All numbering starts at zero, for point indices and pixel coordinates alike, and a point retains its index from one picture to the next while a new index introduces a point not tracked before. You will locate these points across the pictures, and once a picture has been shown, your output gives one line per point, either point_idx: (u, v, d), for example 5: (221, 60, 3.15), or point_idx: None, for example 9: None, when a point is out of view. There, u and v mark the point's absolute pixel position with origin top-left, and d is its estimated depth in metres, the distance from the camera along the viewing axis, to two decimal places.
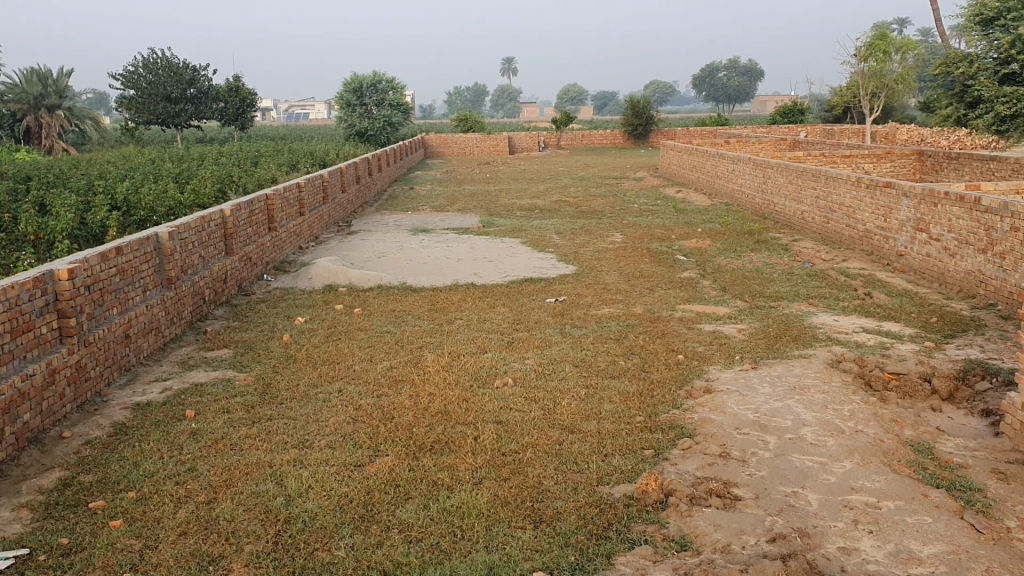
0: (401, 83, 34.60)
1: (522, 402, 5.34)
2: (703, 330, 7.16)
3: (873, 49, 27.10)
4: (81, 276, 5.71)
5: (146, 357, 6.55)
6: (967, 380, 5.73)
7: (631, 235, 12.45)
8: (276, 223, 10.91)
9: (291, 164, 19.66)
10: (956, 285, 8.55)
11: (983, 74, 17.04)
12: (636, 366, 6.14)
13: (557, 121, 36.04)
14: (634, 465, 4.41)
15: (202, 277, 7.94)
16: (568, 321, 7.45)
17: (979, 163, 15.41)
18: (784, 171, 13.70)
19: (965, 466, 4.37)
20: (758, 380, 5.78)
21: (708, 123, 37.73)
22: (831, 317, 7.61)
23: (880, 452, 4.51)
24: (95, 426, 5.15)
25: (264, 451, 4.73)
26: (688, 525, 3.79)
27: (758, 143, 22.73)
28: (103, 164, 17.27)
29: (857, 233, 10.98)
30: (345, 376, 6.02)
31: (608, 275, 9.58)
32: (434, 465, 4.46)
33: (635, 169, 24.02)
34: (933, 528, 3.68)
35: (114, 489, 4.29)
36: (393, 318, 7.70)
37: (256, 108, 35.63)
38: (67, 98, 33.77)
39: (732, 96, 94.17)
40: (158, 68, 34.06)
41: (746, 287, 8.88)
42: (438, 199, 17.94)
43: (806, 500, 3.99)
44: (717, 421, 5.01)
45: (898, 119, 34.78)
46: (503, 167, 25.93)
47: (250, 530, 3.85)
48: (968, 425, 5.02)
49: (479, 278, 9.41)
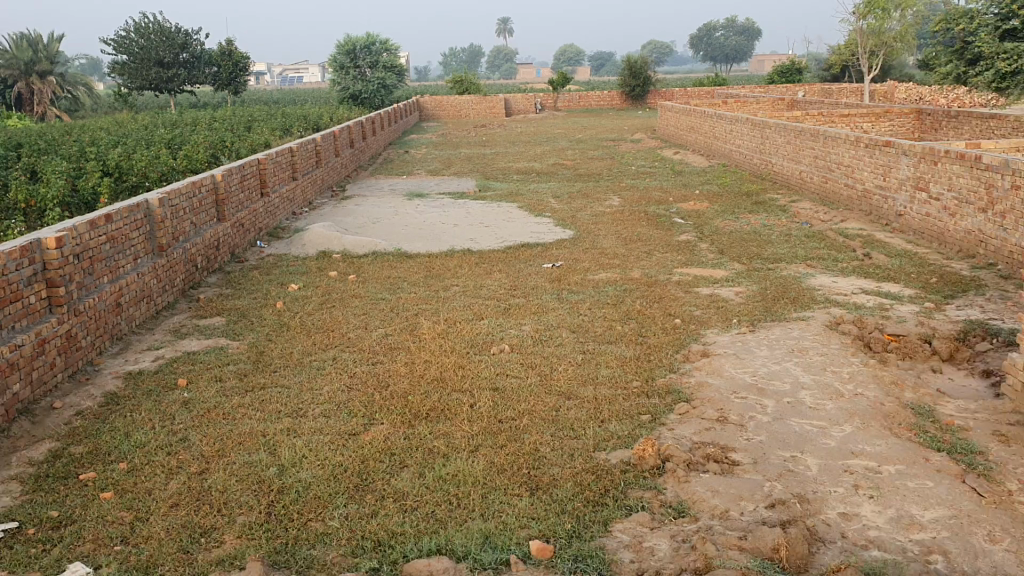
0: (395, 44, 34.20)
1: (518, 368, 5.29)
2: (700, 294, 7.09)
3: (872, 7, 26.83)
4: (69, 244, 5.61)
5: (138, 325, 6.47)
6: (968, 341, 5.67)
7: (629, 198, 12.34)
8: (269, 189, 10.79)
9: (284, 129, 19.49)
10: (956, 245, 8.47)
11: (983, 30, 16.85)
12: (634, 330, 6.07)
13: (552, 82, 35.69)
14: (631, 430, 4.36)
15: (193, 245, 7.84)
16: (565, 286, 7.37)
17: (979, 121, 15.26)
18: (783, 131, 13.55)
19: (966, 428, 4.32)
20: (756, 343, 5.72)
21: (706, 83, 37.46)
22: (830, 279, 7.53)
23: (880, 416, 4.46)
24: (86, 396, 5.09)
25: (258, 420, 4.67)
26: (686, 491, 3.74)
27: (755, 103, 22.50)
28: (95, 132, 17.10)
29: (856, 193, 10.89)
30: (339, 343, 5.95)
31: (605, 239, 9.50)
32: (429, 433, 4.40)
33: (632, 130, 23.77)
34: (934, 493, 3.63)
35: (105, 460, 4.23)
36: (388, 285, 7.62)
37: (249, 72, 35.30)
38: (59, 64, 33.46)
39: (730, 57, 93.23)
40: (150, 32, 33.54)
41: (744, 249, 8.79)
42: (434, 163, 17.76)
43: (805, 465, 3.94)
44: (715, 385, 4.96)
45: (897, 77, 34.44)
46: (499, 130, 25.71)
47: (243, 501, 3.80)
48: (969, 386, 4.97)
49: (474, 244, 9.31)
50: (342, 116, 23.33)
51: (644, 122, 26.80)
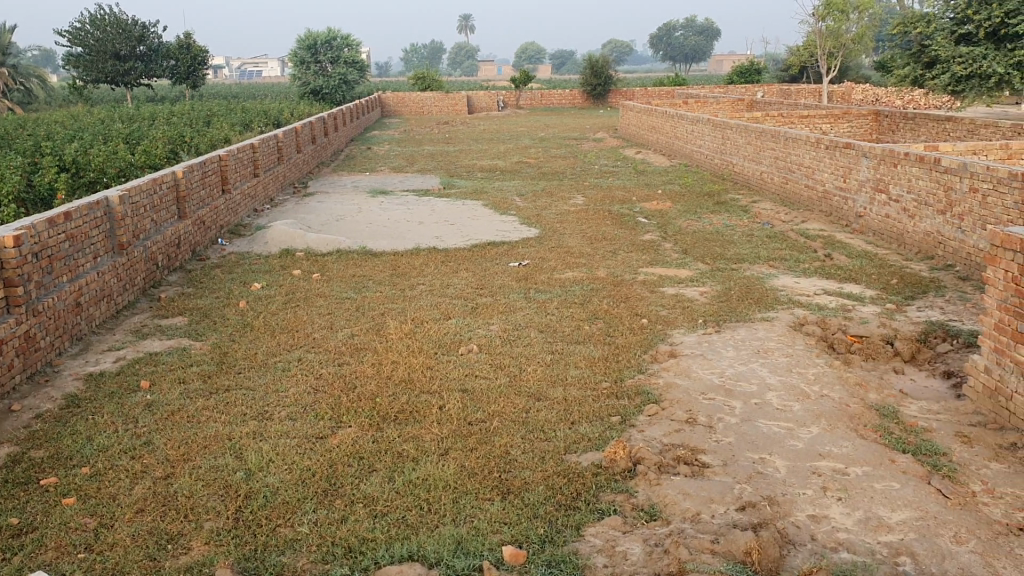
0: (357, 40, 33.94)
1: (487, 369, 5.27)
2: (665, 293, 7.13)
3: (831, 8, 27.14)
4: (27, 243, 5.49)
5: (98, 325, 6.36)
6: (929, 342, 5.76)
7: (592, 197, 12.36)
8: (230, 185, 10.64)
9: (244, 123, 19.26)
10: (915, 246, 8.60)
11: (940, 34, 17.13)
12: (601, 330, 6.09)
13: (514, 80, 35.68)
14: (601, 432, 4.37)
15: (154, 242, 7.71)
16: (532, 285, 7.37)
17: (935, 123, 15.52)
18: (744, 132, 13.67)
19: (929, 429, 4.39)
20: (722, 344, 5.76)
21: (667, 82, 37.68)
22: (792, 279, 7.61)
23: (845, 417, 4.51)
24: (46, 398, 4.99)
25: (223, 423, 4.60)
26: (657, 494, 3.75)
27: (716, 103, 22.68)
28: (49, 126, 16.76)
29: (816, 194, 11.01)
30: (305, 344, 5.89)
31: (570, 238, 9.51)
32: (398, 436, 4.37)
33: (594, 129, 23.86)
34: (901, 494, 3.68)
35: (67, 464, 4.15)
36: (353, 284, 7.56)
37: (208, 66, 34.81)
38: (11, 55, 32.75)
39: (690, 56, 93.91)
40: (106, 25, 32.96)
41: (707, 249, 8.85)
42: (396, 160, 17.65)
43: (774, 467, 3.97)
44: (683, 386, 4.98)
45: (854, 79, 34.92)
46: (461, 127, 25.65)
47: (210, 506, 3.74)
48: (931, 387, 5.05)
49: (439, 242, 9.28)
50: (302, 111, 23.11)
51: (606, 121, 26.89)
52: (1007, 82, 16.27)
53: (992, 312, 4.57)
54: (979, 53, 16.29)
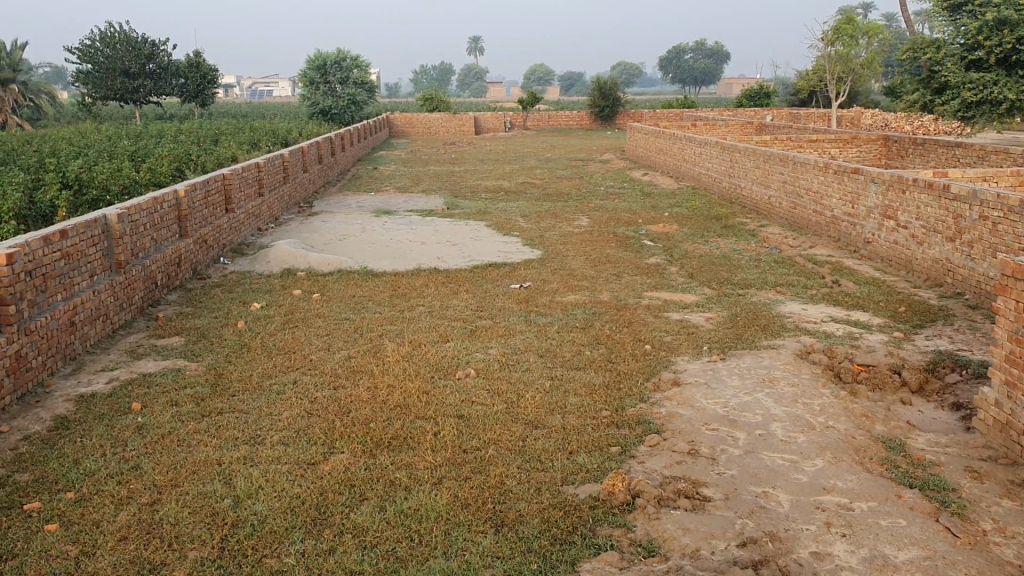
0: (366, 60, 34.06)
1: (484, 395, 5.16)
2: (670, 319, 7.01)
3: (840, 33, 27.15)
4: (21, 261, 5.42)
5: (93, 345, 6.27)
6: (937, 372, 5.63)
7: (598, 219, 12.28)
8: (234, 205, 10.59)
9: (251, 142, 19.28)
10: (924, 273, 8.48)
11: (950, 60, 17.10)
12: (603, 357, 5.97)
13: (523, 101, 35.76)
14: (600, 463, 4.25)
15: (154, 261, 7.65)
16: (533, 308, 7.27)
17: (944, 149, 15.44)
18: (752, 156, 13.58)
19: (938, 464, 4.26)
20: (726, 372, 5.64)
21: (676, 105, 37.72)
22: (799, 306, 7.49)
23: (851, 450, 4.39)
24: (35, 419, 4.90)
25: (214, 448, 4.50)
26: (656, 529, 3.64)
27: (724, 126, 22.63)
28: (56, 142, 16.80)
29: (824, 219, 10.91)
30: (301, 366, 5.80)
31: (574, 260, 9.42)
32: (391, 463, 4.27)
33: (601, 151, 23.81)
34: (907, 532, 3.56)
35: (51, 489, 4.05)
36: (353, 304, 7.47)
37: (217, 84, 34.99)
38: (22, 72, 32.98)
39: (698, 79, 94.18)
40: (116, 42, 33.16)
41: (714, 274, 8.74)
42: (402, 180, 17.60)
43: (776, 502, 3.85)
44: (685, 416, 4.87)
45: (863, 104, 34.88)
46: (469, 148, 25.66)
47: (195, 535, 3.63)
48: (939, 419, 4.92)
49: (442, 263, 9.20)
50: (310, 130, 23.14)
51: (614, 143, 26.87)
52: (1018, 108, 16.18)
53: (1003, 344, 4.45)
54: (989, 79, 16.23)
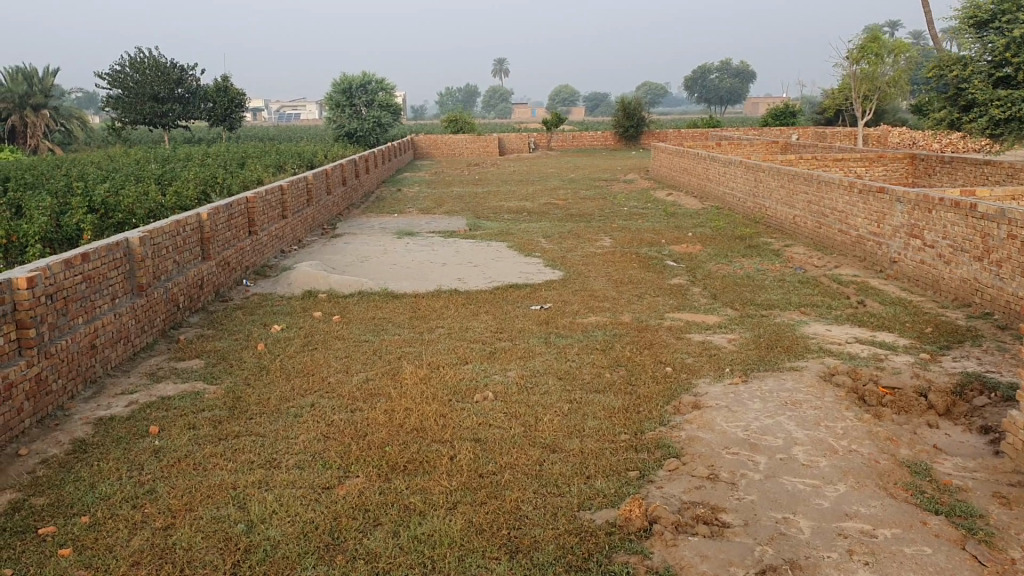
0: (391, 83, 34.29)
1: (502, 418, 5.12)
2: (691, 340, 6.94)
3: (865, 52, 27.04)
4: (41, 285, 5.45)
5: (114, 368, 6.29)
6: (964, 395, 5.51)
7: (620, 240, 12.23)
8: (257, 227, 10.65)
9: (277, 165, 19.42)
10: (951, 293, 8.35)
11: (977, 77, 16.96)
12: (623, 379, 5.91)
13: (547, 122, 35.84)
14: (618, 488, 4.19)
15: (176, 284, 7.69)
16: (553, 330, 7.22)
17: (972, 167, 15.28)
18: (776, 175, 13.49)
19: (965, 489, 4.15)
20: (748, 395, 5.55)
21: (701, 125, 37.67)
22: (823, 327, 7.39)
23: (875, 474, 4.29)
24: (54, 443, 4.91)
25: (229, 472, 4.48)
26: (673, 556, 3.56)
27: (749, 145, 22.55)
28: (84, 166, 17.00)
29: (849, 238, 10.79)
30: (319, 389, 5.78)
31: (595, 281, 9.37)
32: (406, 488, 4.23)
33: (625, 171, 23.78)
34: (933, 561, 3.46)
35: (67, 513, 4.04)
36: (373, 326, 7.46)
37: (245, 108, 35.33)
38: (53, 97, 33.52)
39: (724, 99, 94.13)
40: (145, 68, 33.63)
41: (737, 295, 8.66)
42: (425, 202, 17.65)
43: (797, 528, 3.77)
44: (706, 439, 4.79)
45: (890, 122, 34.64)
46: (492, 169, 25.71)
47: (208, 560, 3.60)
48: (966, 443, 4.81)
49: (463, 284, 9.18)
50: (335, 153, 23.31)
51: (639, 163, 26.83)
52: None
53: None
54: (1017, 97, 16.09)
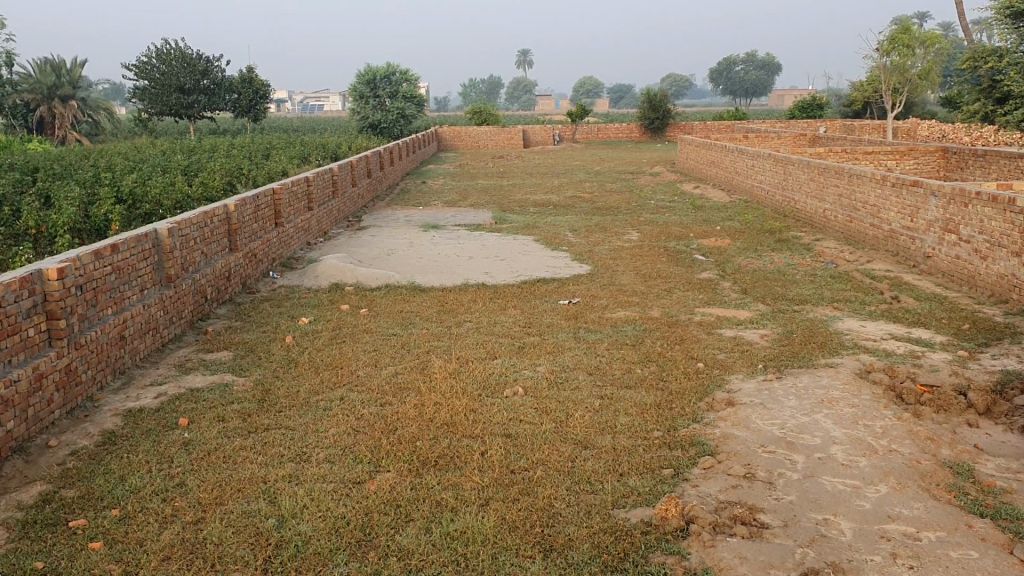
0: (415, 74, 34.28)
1: (532, 414, 5.06)
2: (722, 336, 6.84)
3: (896, 43, 26.74)
4: (72, 275, 5.44)
5: (142, 359, 6.28)
6: (1005, 393, 5.36)
7: (648, 233, 12.11)
8: (283, 219, 10.62)
9: (303, 157, 19.47)
10: (988, 290, 8.19)
11: None
12: (654, 375, 5.82)
13: (571, 113, 35.70)
14: (651, 486, 4.12)
15: (203, 275, 7.66)
16: (582, 325, 7.14)
17: (1006, 161, 15.07)
18: (805, 168, 13.32)
19: (1009, 491, 4.04)
20: (783, 392, 5.45)
21: (728, 116, 37.41)
22: (857, 323, 7.24)
23: (916, 476, 4.19)
24: (83, 435, 4.89)
25: (259, 465, 4.45)
26: (711, 557, 3.49)
27: (778, 139, 22.36)
28: (113, 156, 17.07)
29: (881, 233, 10.63)
30: (347, 382, 5.74)
31: (624, 275, 9.29)
32: (437, 483, 4.18)
33: (651, 164, 23.58)
34: (980, 565, 3.37)
35: (97, 506, 4.02)
36: (400, 320, 7.41)
37: (269, 99, 35.55)
38: (82, 89, 33.79)
39: (750, 91, 93.09)
40: (172, 59, 33.83)
41: (768, 290, 8.54)
42: (450, 194, 17.61)
43: (839, 530, 3.68)
44: (741, 437, 4.70)
45: (918, 115, 34.22)
46: (517, 161, 25.63)
47: (239, 555, 3.57)
48: (1009, 442, 4.69)
49: (489, 278, 9.11)
50: (361, 144, 23.29)
51: (664, 155, 26.61)
52: None
53: None
54: None
